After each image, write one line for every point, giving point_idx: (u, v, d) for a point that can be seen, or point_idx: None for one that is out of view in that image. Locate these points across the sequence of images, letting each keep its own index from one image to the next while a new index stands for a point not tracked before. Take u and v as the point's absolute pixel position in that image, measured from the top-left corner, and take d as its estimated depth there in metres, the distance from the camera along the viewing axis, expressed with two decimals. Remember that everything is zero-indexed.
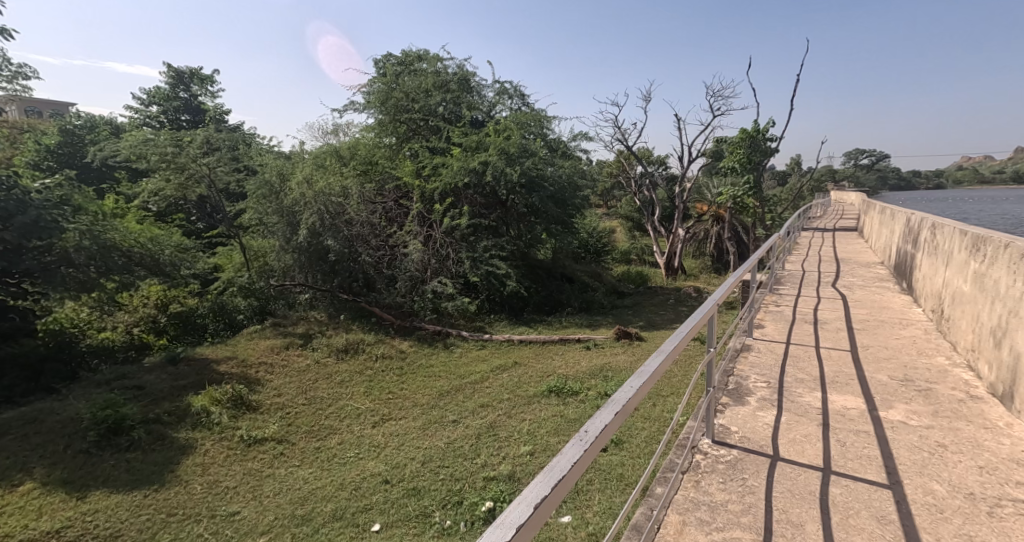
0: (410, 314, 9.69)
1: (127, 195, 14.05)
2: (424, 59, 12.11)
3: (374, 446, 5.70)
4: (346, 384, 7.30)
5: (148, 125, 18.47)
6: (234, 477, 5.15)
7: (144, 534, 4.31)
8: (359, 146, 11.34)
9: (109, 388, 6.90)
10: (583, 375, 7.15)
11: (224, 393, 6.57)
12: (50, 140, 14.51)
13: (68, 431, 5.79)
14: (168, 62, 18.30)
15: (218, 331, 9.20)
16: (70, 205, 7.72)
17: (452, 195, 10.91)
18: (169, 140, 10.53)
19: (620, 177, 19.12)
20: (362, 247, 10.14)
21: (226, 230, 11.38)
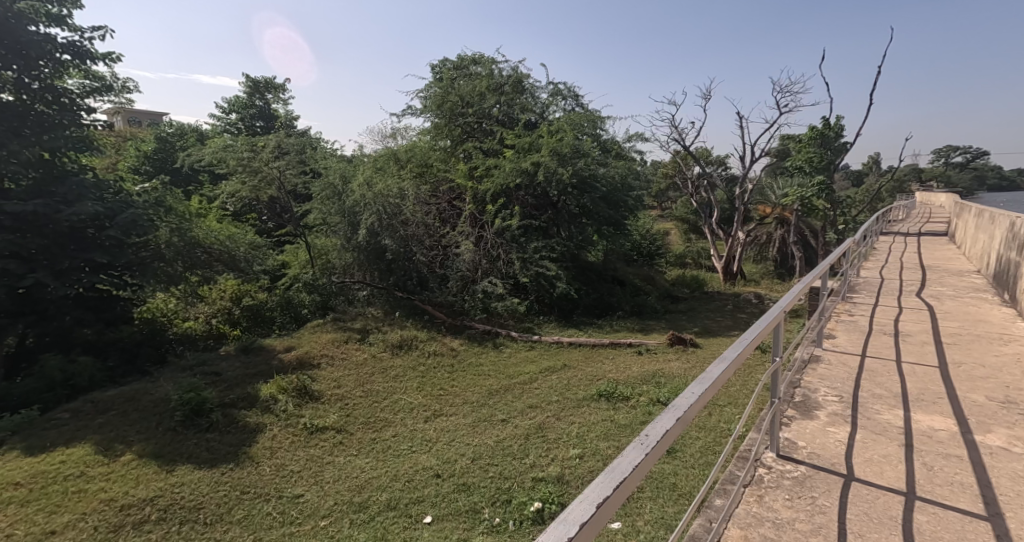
0: (461, 312, 9.88)
1: (209, 197, 15.18)
2: (480, 62, 12.27)
3: (426, 440, 5.84)
4: (400, 379, 7.52)
5: (229, 131, 19.88)
6: (298, 462, 5.40)
7: (221, 509, 4.58)
8: (416, 148, 11.61)
9: (192, 372, 7.43)
10: (634, 380, 7.03)
11: (290, 382, 6.92)
12: (147, 147, 15.99)
13: (159, 410, 6.27)
14: (246, 73, 19.56)
15: (285, 323, 9.69)
16: (164, 207, 8.52)
17: (505, 196, 10.92)
18: (245, 145, 11.28)
19: (678, 178, 18.66)
20: (416, 247, 10.42)
21: (294, 229, 11.98)
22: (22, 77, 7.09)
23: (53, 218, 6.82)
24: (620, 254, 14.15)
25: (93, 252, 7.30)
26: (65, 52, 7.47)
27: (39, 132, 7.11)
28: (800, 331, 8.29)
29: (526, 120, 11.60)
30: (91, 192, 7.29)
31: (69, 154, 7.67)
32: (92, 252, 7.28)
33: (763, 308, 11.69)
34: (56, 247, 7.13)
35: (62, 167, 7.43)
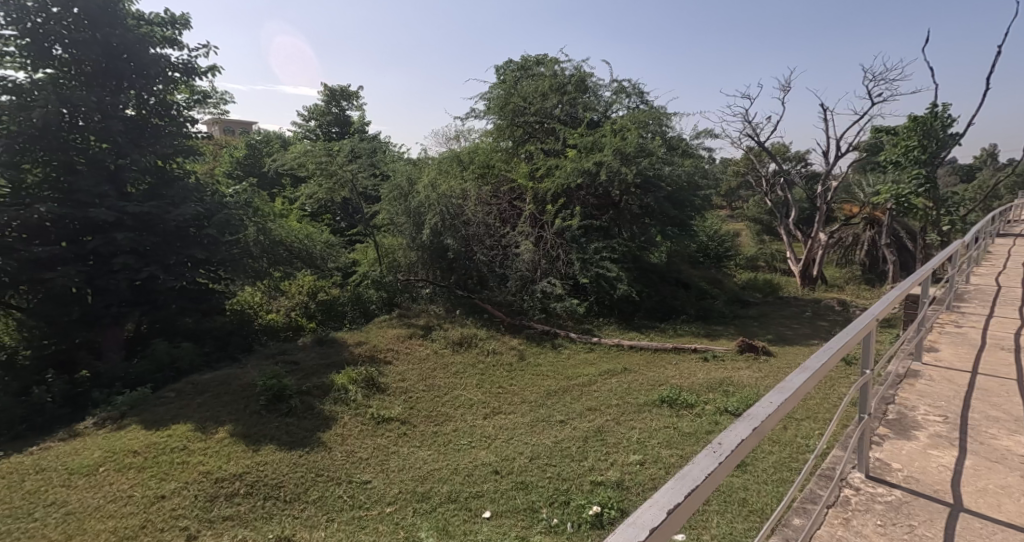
0: (520, 312, 9.95)
1: (290, 199, 16.23)
2: (543, 62, 12.27)
3: (485, 436, 5.91)
4: (460, 375, 7.66)
5: (308, 138, 21.14)
6: (366, 449, 5.63)
7: (297, 489, 4.87)
8: (479, 150, 11.88)
9: (274, 360, 7.99)
10: (699, 387, 6.77)
11: (359, 374, 7.23)
12: (239, 154, 17.50)
13: (247, 394, 6.76)
14: (324, 82, 20.61)
15: (355, 318, 10.07)
16: (252, 208, 9.27)
17: (565, 196, 10.84)
18: (322, 149, 11.95)
19: (750, 176, 17.87)
20: (477, 247, 10.63)
21: (363, 229, 12.50)
22: (141, 93, 7.99)
23: (162, 218, 7.58)
24: (686, 255, 13.67)
25: (193, 249, 7.99)
26: (177, 70, 8.25)
27: (154, 141, 8.00)
28: (892, 343, 7.65)
29: (589, 119, 11.46)
30: (194, 195, 8.04)
31: (177, 160, 8.51)
32: (194, 249, 7.97)
33: (846, 316, 10.89)
34: (165, 244, 7.83)
35: (172, 173, 8.24)
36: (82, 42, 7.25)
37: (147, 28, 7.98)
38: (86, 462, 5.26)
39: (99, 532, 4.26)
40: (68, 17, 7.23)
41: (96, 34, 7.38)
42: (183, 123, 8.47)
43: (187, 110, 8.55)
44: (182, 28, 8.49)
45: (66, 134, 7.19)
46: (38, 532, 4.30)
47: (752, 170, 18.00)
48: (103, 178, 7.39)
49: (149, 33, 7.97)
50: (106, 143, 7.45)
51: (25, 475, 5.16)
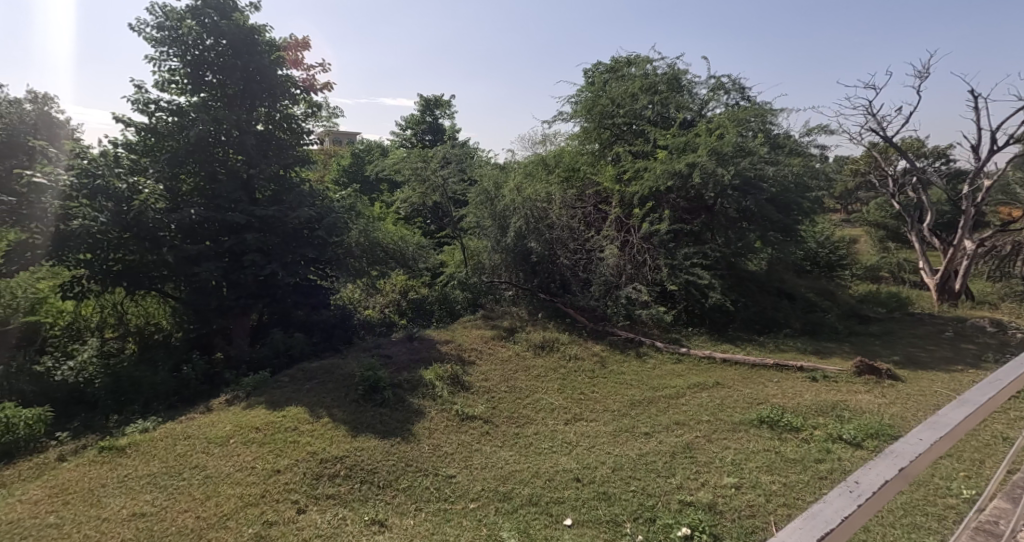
0: (603, 318, 9.80)
1: (388, 203, 17.30)
2: (634, 63, 11.93)
3: (566, 442, 5.84)
4: (542, 379, 7.64)
5: (405, 146, 22.37)
6: (451, 445, 5.78)
7: (389, 477, 5.14)
8: (564, 153, 12.16)
9: (371, 353, 8.53)
10: (807, 410, 6.21)
11: (445, 371, 7.47)
12: (345, 162, 19.00)
13: (347, 383, 7.33)
14: (420, 93, 21.59)
15: (441, 317, 10.59)
16: (355, 211, 10.00)
17: (653, 199, 10.41)
18: (417, 157, 12.56)
19: (872, 175, 16.23)
20: (561, 250, 10.52)
21: (452, 232, 12.97)
22: (270, 109, 8.91)
23: (282, 222, 8.42)
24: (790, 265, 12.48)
25: (305, 249, 8.72)
26: (299, 88, 9.02)
27: (277, 153, 8.89)
28: None
29: (682, 119, 10.81)
30: (308, 201, 8.80)
31: (296, 169, 9.39)
32: (306, 250, 8.72)
33: (1000, 339, 9.42)
34: (284, 244, 8.63)
35: (291, 181, 9.09)
36: (228, 69, 8.29)
37: (275, 52, 8.70)
38: (221, 434, 6.04)
39: (229, 495, 4.84)
40: (217, 48, 8.21)
41: (236, 62, 8.31)
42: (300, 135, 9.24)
43: (304, 123, 9.29)
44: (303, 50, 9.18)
45: (213, 148, 8.31)
46: (186, 488, 4.98)
47: (876, 169, 16.19)
48: (240, 187, 8.42)
49: (276, 58, 8.65)
50: (242, 155, 8.48)
51: (174, 439, 6.01)
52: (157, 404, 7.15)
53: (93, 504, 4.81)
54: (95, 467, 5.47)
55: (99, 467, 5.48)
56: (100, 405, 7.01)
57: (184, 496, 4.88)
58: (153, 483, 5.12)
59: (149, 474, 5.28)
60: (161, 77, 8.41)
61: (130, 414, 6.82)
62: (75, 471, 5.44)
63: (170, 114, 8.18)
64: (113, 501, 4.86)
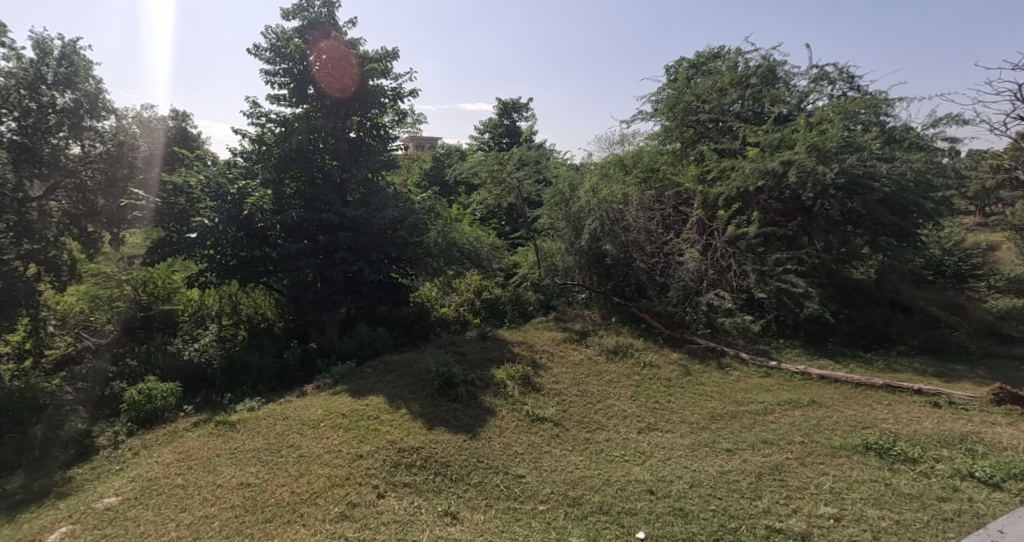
0: (680, 325, 9.44)
1: (465, 206, 17.72)
2: (721, 56, 11.25)
3: (639, 452, 5.58)
4: (615, 385, 7.38)
5: (483, 150, 22.83)
6: (521, 445, 5.73)
7: (461, 471, 5.19)
8: (643, 154, 11.78)
9: (445, 349, 8.69)
10: (926, 440, 5.52)
11: (516, 371, 7.44)
12: (426, 167, 19.75)
13: (423, 377, 7.51)
14: (498, 98, 21.95)
15: (514, 318, 10.61)
16: (433, 213, 10.23)
17: (741, 201, 9.70)
18: (494, 159, 12.68)
19: (1017, 170, 14.04)
20: (637, 253, 10.20)
21: (526, 233, 13.01)
22: (362, 118, 9.35)
23: (368, 222, 8.77)
24: (913, 275, 11.01)
25: (388, 248, 9.11)
26: (388, 96, 9.36)
27: (366, 158, 9.24)
28: None
29: (777, 113, 9.84)
30: (393, 203, 9.18)
31: (382, 174, 9.74)
32: (390, 249, 9.07)
33: None
34: (371, 243, 9.01)
35: (378, 185, 9.44)
36: (327, 81, 8.79)
37: (370, 64, 9.07)
38: (313, 417, 6.42)
39: (319, 474, 5.16)
40: (317, 59, 8.70)
41: (334, 72, 8.80)
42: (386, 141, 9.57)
43: (391, 129, 9.61)
44: (394, 61, 9.55)
45: (312, 154, 8.86)
46: (283, 464, 5.41)
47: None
48: (333, 190, 8.92)
49: (369, 70, 9.01)
50: (336, 160, 8.94)
51: (275, 419, 6.49)
52: (261, 386, 7.81)
53: (210, 471, 5.39)
54: (212, 438, 6.11)
55: (216, 439, 6.11)
56: (216, 384, 7.84)
57: (282, 471, 5.29)
58: (258, 456, 5.61)
59: (254, 449, 5.78)
60: (273, 92, 9.08)
61: (241, 393, 7.56)
62: (197, 440, 6.10)
63: (277, 124, 8.81)
64: (226, 470, 5.40)
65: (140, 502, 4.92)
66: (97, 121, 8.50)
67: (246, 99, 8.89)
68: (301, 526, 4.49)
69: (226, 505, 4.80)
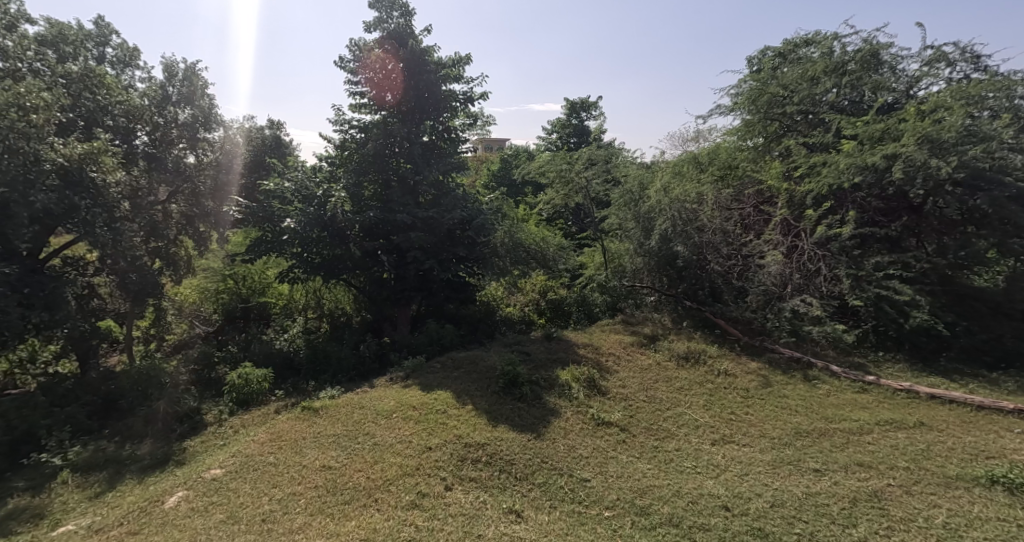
0: (759, 332, 8.80)
1: (531, 206, 17.66)
2: (813, 43, 10.35)
3: (713, 465, 5.42)
4: (686, 392, 7.06)
5: (551, 150, 22.69)
6: (586, 448, 5.71)
7: (525, 470, 5.31)
8: (720, 150, 11.26)
9: (511, 348, 8.64)
10: None
11: (582, 373, 7.28)
12: (494, 168, 19.90)
13: (489, 375, 7.50)
14: (567, 97, 21.69)
15: (579, 319, 10.36)
16: (500, 213, 10.23)
17: (833, 200, 8.91)
18: (563, 159, 12.48)
19: None
20: (711, 255, 9.64)
21: (593, 233, 12.72)
22: (435, 122, 9.49)
23: (440, 222, 8.93)
24: None
25: (457, 248, 9.21)
26: (460, 100, 9.45)
27: (437, 162, 9.33)
28: None
29: (881, 103, 8.90)
30: (462, 203, 9.28)
31: (453, 176, 9.83)
32: (459, 249, 9.16)
33: None
34: (443, 243, 9.20)
35: (448, 186, 9.52)
36: (404, 88, 9.00)
37: (443, 69, 9.18)
38: (386, 407, 6.63)
39: (392, 463, 5.39)
40: (394, 68, 8.92)
41: (412, 79, 9.01)
42: (457, 145, 9.66)
43: (462, 133, 9.70)
44: (466, 65, 9.62)
45: (388, 158, 9.11)
46: (360, 451, 5.69)
47: None
48: (407, 192, 9.11)
49: (442, 75, 9.14)
50: (410, 163, 9.12)
51: (353, 407, 6.75)
52: (340, 376, 8.15)
53: (297, 452, 5.77)
54: (299, 422, 6.47)
55: (302, 423, 6.47)
56: (301, 372, 8.27)
57: (359, 457, 5.59)
58: (337, 442, 5.93)
59: (334, 434, 6.10)
60: (355, 100, 9.45)
61: (323, 381, 7.94)
62: (286, 423, 6.50)
63: (358, 130, 9.14)
64: (310, 452, 5.76)
65: (240, 475, 5.41)
66: (208, 132, 9.20)
67: (331, 108, 9.32)
68: (376, 511, 4.75)
69: (311, 485, 5.17)
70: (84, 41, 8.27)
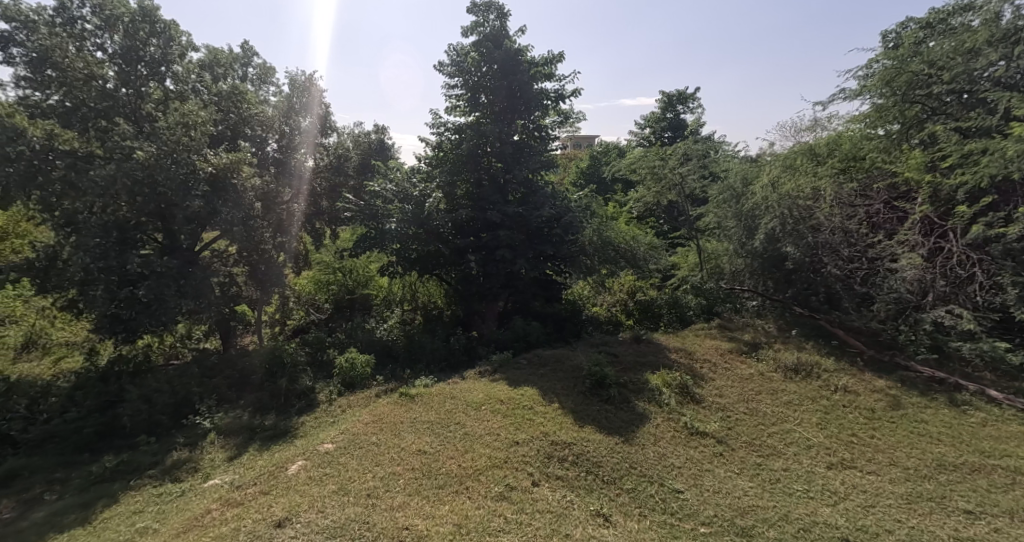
0: (890, 346, 7.91)
1: (621, 203, 17.04)
2: (970, 11, 8.80)
3: (829, 491, 5.05)
4: (795, 408, 6.46)
5: (644, 146, 21.81)
6: (679, 458, 5.46)
7: (614, 474, 5.14)
8: (841, 140, 9.76)
9: (597, 349, 8.25)
10: None
11: (674, 378, 6.81)
12: (584, 165, 19.49)
13: (575, 375, 7.18)
14: (662, 89, 20.66)
15: (670, 322, 9.68)
16: (590, 211, 9.84)
17: (997, 194, 7.36)
18: (656, 155, 11.72)
19: None
20: (828, 258, 8.56)
21: (687, 232, 11.95)
22: (526, 121, 9.27)
23: (526, 220, 8.71)
24: None
25: (544, 246, 8.82)
26: (551, 98, 9.12)
27: (527, 160, 9.05)
28: None
29: None
30: (551, 201, 8.95)
31: (541, 173, 9.44)
32: (545, 247, 8.75)
33: None
34: (528, 240, 8.91)
35: (537, 183, 9.14)
36: (497, 89, 8.86)
37: (535, 68, 8.96)
38: (476, 399, 6.52)
39: (483, 453, 5.34)
40: (489, 70, 8.84)
41: (507, 80, 8.86)
42: (547, 142, 9.32)
43: (552, 131, 9.37)
44: (558, 62, 9.32)
45: (481, 157, 9.01)
46: (451, 439, 5.65)
47: None
48: (497, 191, 8.95)
49: (535, 74, 8.90)
50: (501, 162, 8.94)
51: (446, 397, 6.71)
52: (432, 367, 8.22)
53: (396, 435, 5.80)
54: (397, 407, 6.53)
55: (400, 407, 6.53)
56: (399, 360, 8.44)
57: (452, 445, 5.55)
58: (432, 428, 5.90)
59: (429, 421, 6.07)
60: (450, 102, 9.51)
61: (417, 370, 8.05)
62: (386, 407, 6.59)
63: (453, 131, 9.15)
64: (408, 436, 5.78)
65: (348, 451, 5.53)
66: (324, 137, 9.88)
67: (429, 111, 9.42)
68: (466, 498, 4.74)
69: (408, 467, 5.20)
70: (232, 63, 8.94)
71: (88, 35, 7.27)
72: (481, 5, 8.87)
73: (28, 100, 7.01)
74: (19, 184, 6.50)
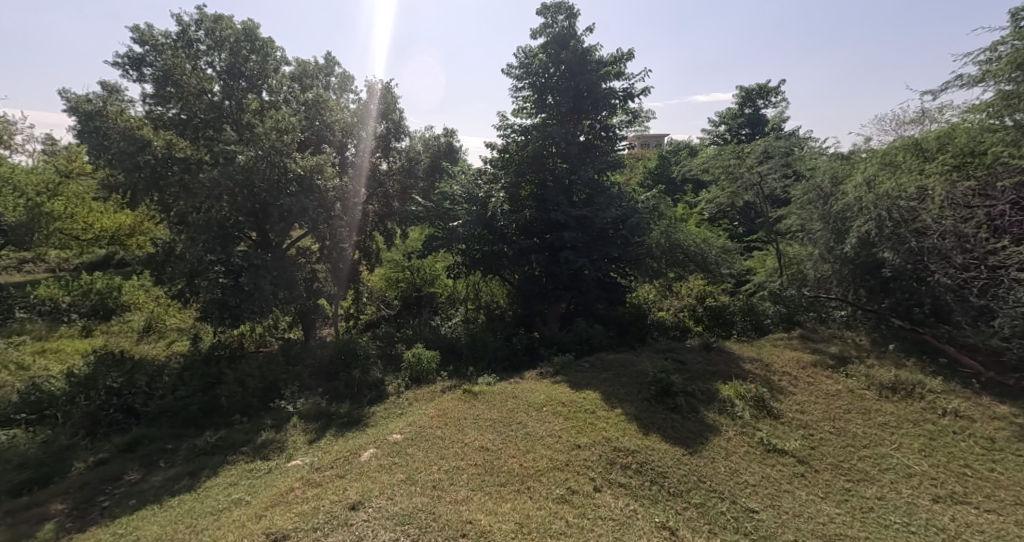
0: (1016, 370, 6.73)
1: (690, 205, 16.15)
2: None
3: (935, 527, 4.31)
4: (891, 430, 5.59)
5: (717, 144, 20.63)
6: (754, 475, 4.83)
7: (680, 486, 4.61)
8: (955, 132, 7.93)
9: (664, 354, 7.63)
10: None
11: (748, 390, 6.12)
12: (652, 164, 18.68)
13: (640, 380, 6.64)
14: (739, 85, 19.40)
15: (745, 329, 8.92)
16: (659, 211, 9.22)
17: None
18: (732, 153, 10.89)
19: None
20: (936, 265, 7.29)
21: (765, 234, 11.01)
22: (593, 122, 8.79)
23: (591, 221, 8.19)
24: None
25: (610, 248, 8.33)
26: (619, 98, 8.57)
27: (594, 161, 8.57)
28: None
29: None
30: (617, 201, 8.41)
31: (607, 173, 8.90)
32: (610, 249, 8.26)
33: None
34: (592, 242, 8.39)
35: (603, 186, 8.65)
36: (564, 90, 8.43)
37: (604, 67, 8.45)
38: (537, 400, 6.15)
39: (543, 455, 4.95)
40: (557, 70, 8.45)
41: (574, 80, 8.42)
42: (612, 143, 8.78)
43: (619, 132, 8.84)
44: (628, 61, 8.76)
45: (546, 159, 8.63)
46: (512, 438, 5.30)
47: None
48: (562, 191, 8.55)
49: (603, 74, 8.40)
50: (566, 162, 8.53)
51: (507, 396, 6.38)
52: (491, 365, 7.94)
53: (460, 430, 5.52)
54: (461, 403, 6.27)
55: (462, 403, 6.27)
56: (462, 357, 8.26)
57: (513, 443, 5.21)
58: (493, 427, 5.58)
59: (491, 419, 5.76)
60: (517, 103, 9.21)
61: (483, 367, 7.83)
62: (450, 402, 6.34)
63: (519, 134, 8.85)
64: (470, 432, 5.49)
65: (416, 443, 5.32)
66: (399, 142, 9.64)
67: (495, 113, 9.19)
68: (528, 499, 4.39)
69: (470, 462, 4.90)
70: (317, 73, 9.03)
71: (200, 53, 7.44)
72: (550, 6, 8.50)
73: (153, 114, 7.41)
74: (146, 187, 7.04)
